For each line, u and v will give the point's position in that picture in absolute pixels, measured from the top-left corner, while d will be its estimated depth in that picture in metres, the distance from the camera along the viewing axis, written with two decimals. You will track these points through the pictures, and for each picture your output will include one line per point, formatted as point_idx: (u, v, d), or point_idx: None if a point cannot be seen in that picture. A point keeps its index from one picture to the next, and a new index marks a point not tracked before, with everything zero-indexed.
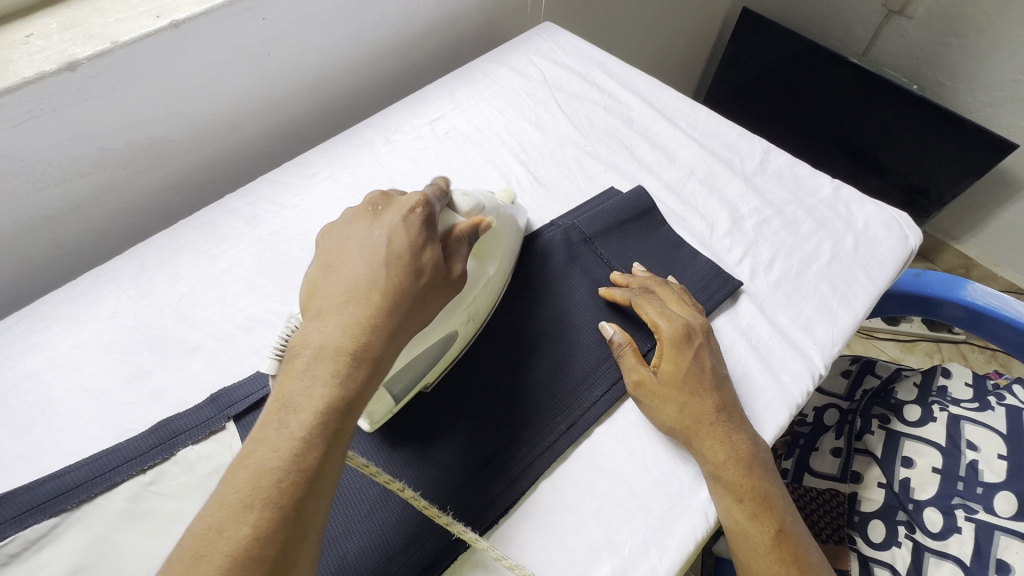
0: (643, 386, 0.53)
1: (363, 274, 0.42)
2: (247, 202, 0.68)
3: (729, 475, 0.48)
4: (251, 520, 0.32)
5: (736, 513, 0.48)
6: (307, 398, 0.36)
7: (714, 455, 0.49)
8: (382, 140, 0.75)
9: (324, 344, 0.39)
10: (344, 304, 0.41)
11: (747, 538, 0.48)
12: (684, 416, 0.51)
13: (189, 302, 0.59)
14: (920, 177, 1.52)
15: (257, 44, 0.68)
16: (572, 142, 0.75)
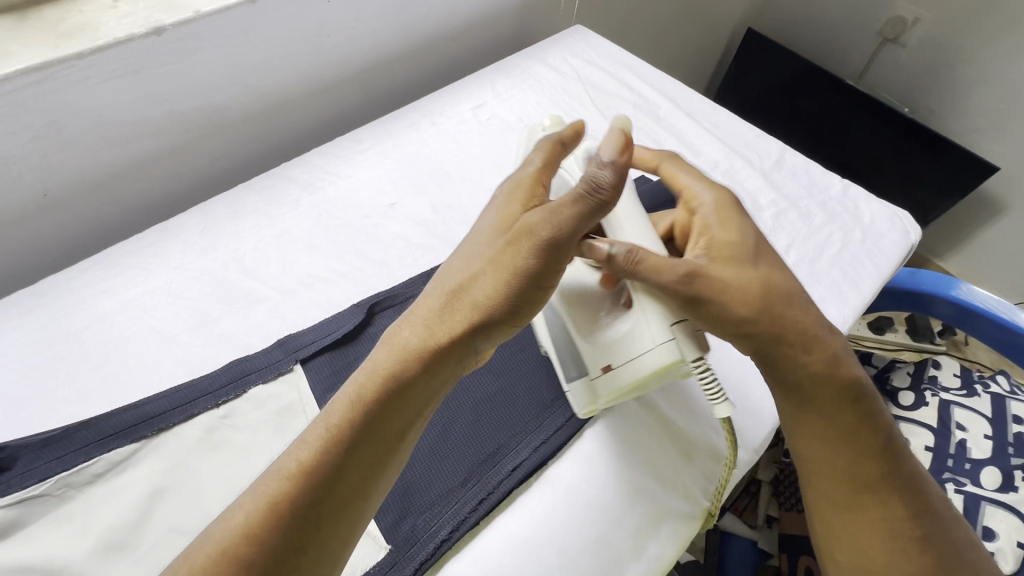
0: (694, 279, 0.47)
1: (481, 241, 0.46)
2: (303, 171, 0.72)
3: (813, 377, 0.48)
4: (332, 422, 0.40)
5: (814, 416, 0.49)
6: (383, 359, 0.42)
7: (800, 360, 0.48)
8: (428, 123, 0.79)
9: (425, 316, 0.44)
10: (452, 276, 0.46)
11: (830, 443, 0.48)
12: (810, 367, 0.48)
13: (252, 257, 0.63)
14: (905, 197, 1.61)
15: (320, 24, 0.73)
16: (604, 133, 0.81)
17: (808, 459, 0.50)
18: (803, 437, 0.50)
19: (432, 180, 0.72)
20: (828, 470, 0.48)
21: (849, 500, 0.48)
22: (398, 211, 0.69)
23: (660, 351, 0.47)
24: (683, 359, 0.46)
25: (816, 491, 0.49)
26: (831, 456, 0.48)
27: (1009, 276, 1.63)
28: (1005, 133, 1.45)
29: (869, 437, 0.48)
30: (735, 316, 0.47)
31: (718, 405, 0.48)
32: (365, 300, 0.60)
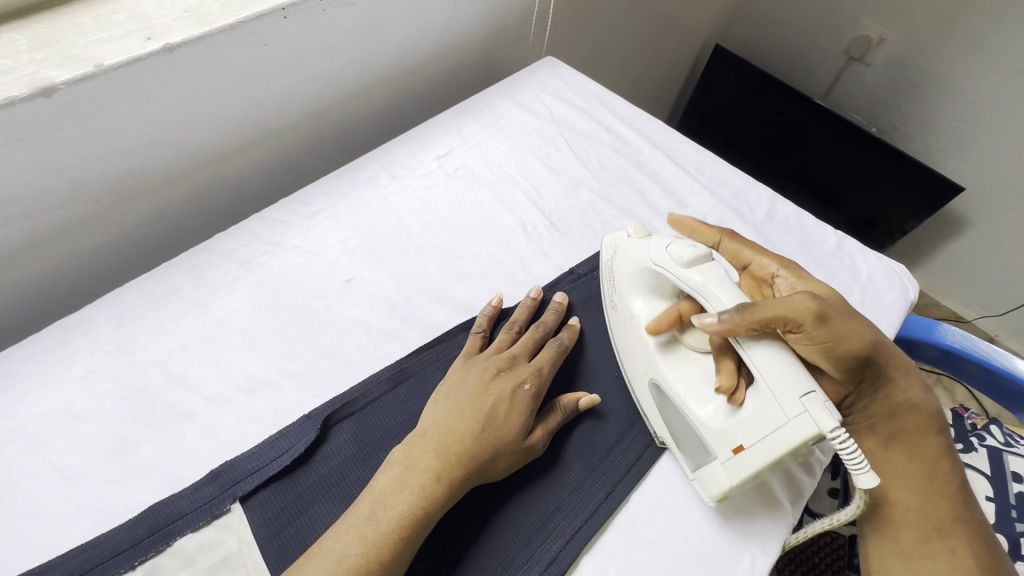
0: (820, 306, 0.45)
1: (466, 413, 0.48)
2: (242, 243, 0.62)
3: (909, 411, 0.51)
4: (363, 554, 0.40)
5: (903, 457, 0.50)
6: (395, 500, 0.43)
7: (897, 393, 0.51)
8: (388, 177, 0.70)
9: (424, 465, 0.45)
10: (441, 434, 0.47)
11: (916, 482, 0.50)
12: (905, 391, 0.51)
13: (180, 359, 0.53)
14: (869, 210, 1.60)
15: (256, 69, 0.63)
16: (585, 185, 0.74)
17: (886, 500, 0.50)
18: (880, 472, 0.51)
19: (395, 248, 0.64)
20: (914, 510, 0.49)
21: (925, 541, 0.48)
22: (355, 288, 0.60)
23: (796, 424, 0.41)
24: (823, 431, 0.40)
25: (889, 534, 0.49)
26: (920, 498, 0.49)
27: (973, 289, 1.65)
28: (969, 151, 1.44)
29: (943, 485, 0.50)
30: (847, 344, 0.46)
31: (859, 476, 0.40)
32: (319, 411, 0.51)
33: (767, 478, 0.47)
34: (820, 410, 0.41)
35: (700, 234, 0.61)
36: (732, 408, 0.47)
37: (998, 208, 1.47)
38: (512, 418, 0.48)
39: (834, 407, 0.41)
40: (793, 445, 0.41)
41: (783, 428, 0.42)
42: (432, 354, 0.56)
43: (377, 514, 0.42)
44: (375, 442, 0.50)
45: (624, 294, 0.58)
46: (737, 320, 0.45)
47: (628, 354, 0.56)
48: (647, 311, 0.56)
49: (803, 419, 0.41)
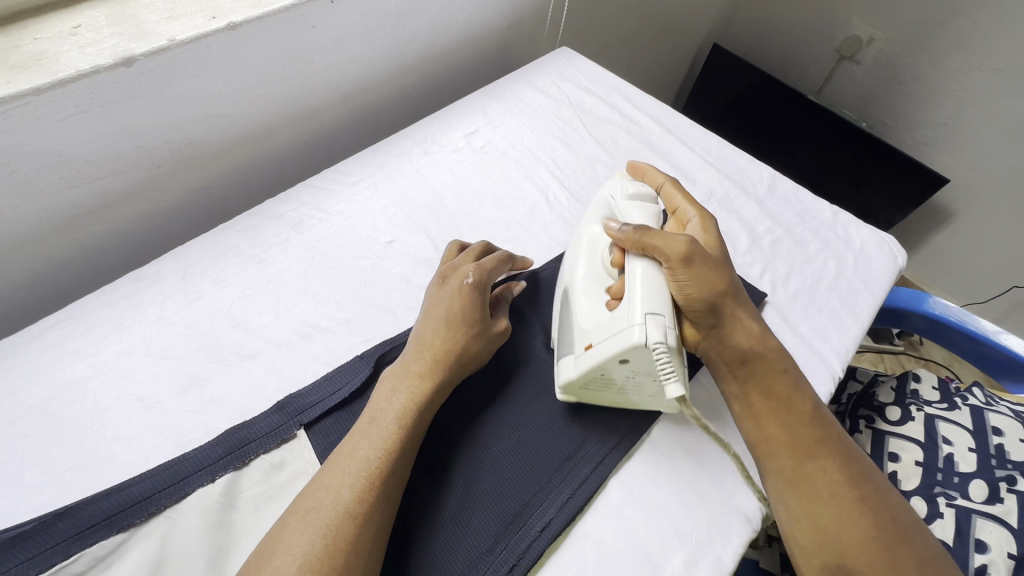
0: (687, 250, 0.54)
1: (435, 312, 0.54)
2: (291, 208, 0.67)
3: (760, 354, 0.55)
4: (374, 451, 0.45)
5: (767, 402, 0.54)
6: (391, 405, 0.48)
7: (741, 341, 0.56)
8: (421, 152, 0.76)
9: (412, 372, 0.51)
10: (417, 345, 0.53)
11: (774, 420, 0.54)
12: (750, 343, 0.56)
13: (241, 307, 0.58)
14: (860, 203, 1.68)
15: (303, 50, 0.68)
16: (601, 162, 0.80)
17: (759, 444, 0.54)
18: (750, 419, 0.55)
19: (430, 215, 0.69)
20: (778, 447, 0.53)
21: (800, 473, 0.51)
22: (396, 249, 0.65)
23: (632, 330, 0.49)
24: (646, 341, 0.47)
25: (772, 470, 0.52)
26: (784, 434, 0.53)
27: (958, 278, 1.73)
28: (953, 145, 1.52)
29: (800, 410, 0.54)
30: (698, 289, 0.54)
31: (668, 385, 0.49)
32: (371, 352, 0.56)
33: (621, 387, 0.53)
34: (654, 324, 0.48)
35: (651, 177, 0.68)
36: (597, 314, 0.54)
37: (981, 198, 1.55)
38: (467, 306, 0.54)
39: (667, 329, 0.48)
40: (619, 347, 0.49)
41: (623, 332, 0.49)
42: None
43: (376, 417, 0.48)
44: None
45: (583, 223, 0.65)
46: (631, 234, 0.55)
47: (564, 271, 0.63)
48: (597, 233, 0.62)
49: (638, 328, 0.48)
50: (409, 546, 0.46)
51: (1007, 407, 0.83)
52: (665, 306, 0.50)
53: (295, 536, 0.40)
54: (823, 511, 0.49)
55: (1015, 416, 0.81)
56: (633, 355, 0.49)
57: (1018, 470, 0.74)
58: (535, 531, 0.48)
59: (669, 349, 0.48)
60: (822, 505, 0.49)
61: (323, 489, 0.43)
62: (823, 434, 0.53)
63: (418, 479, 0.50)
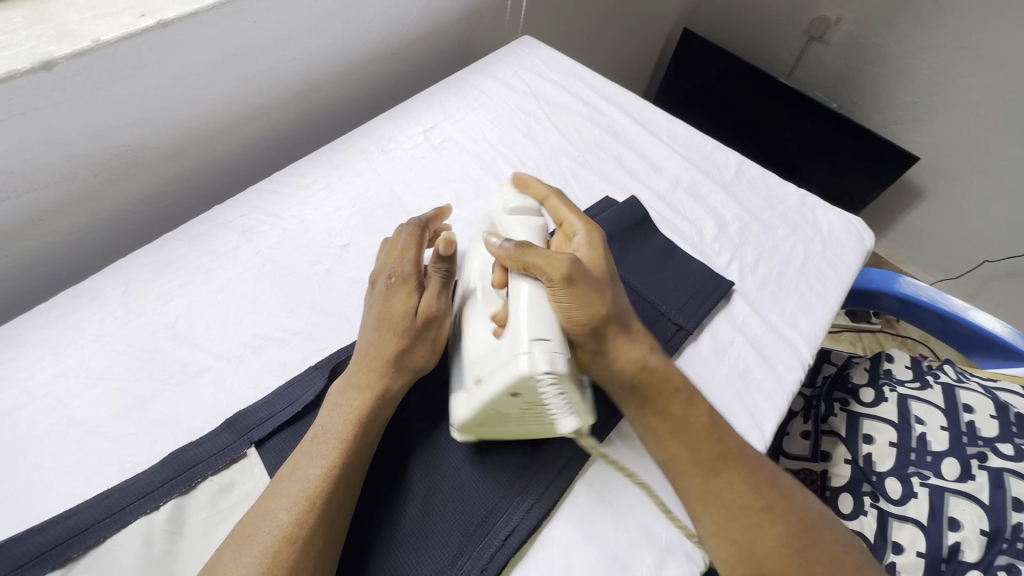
0: (570, 268, 0.50)
1: (371, 323, 0.52)
2: (240, 214, 0.64)
3: (646, 377, 0.52)
4: (318, 470, 0.43)
5: (670, 429, 0.51)
6: (335, 420, 0.46)
7: (625, 365, 0.51)
8: (377, 150, 0.73)
9: (354, 385, 0.48)
10: (359, 357, 0.50)
11: (679, 444, 0.51)
12: (646, 360, 0.52)
13: (187, 321, 0.55)
14: (834, 184, 1.69)
15: (246, 47, 0.65)
16: (564, 153, 0.78)
17: (667, 465, 0.51)
18: (655, 443, 0.52)
19: (387, 215, 0.67)
20: (683, 468, 0.50)
21: (707, 491, 0.50)
22: (352, 252, 0.63)
23: (518, 361, 0.45)
24: (532, 372, 0.44)
25: (682, 493, 0.51)
26: (686, 455, 0.51)
27: (931, 254, 1.75)
28: (922, 124, 1.54)
29: (702, 428, 0.51)
30: (580, 312, 0.49)
31: (562, 422, 0.46)
32: (325, 362, 0.54)
33: (518, 422, 0.49)
34: (540, 354, 0.44)
35: (535, 189, 0.63)
36: (483, 347, 0.49)
37: (951, 175, 1.56)
38: (393, 304, 0.52)
39: (555, 357, 0.44)
40: (505, 381, 0.45)
41: (510, 364, 0.45)
42: None
43: (320, 434, 0.46)
44: None
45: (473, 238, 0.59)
46: (512, 253, 0.51)
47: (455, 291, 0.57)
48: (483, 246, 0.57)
49: (524, 358, 0.44)
50: (364, 564, 0.45)
51: (978, 382, 0.84)
52: (554, 333, 0.46)
53: (236, 568, 0.38)
54: (733, 529, 0.48)
55: (986, 391, 0.82)
56: (524, 388, 0.45)
57: (988, 446, 0.75)
58: (500, 540, 0.47)
59: (557, 380, 0.44)
60: (733, 522, 0.48)
61: (266, 516, 0.41)
62: (726, 449, 0.51)
63: (375, 492, 0.48)
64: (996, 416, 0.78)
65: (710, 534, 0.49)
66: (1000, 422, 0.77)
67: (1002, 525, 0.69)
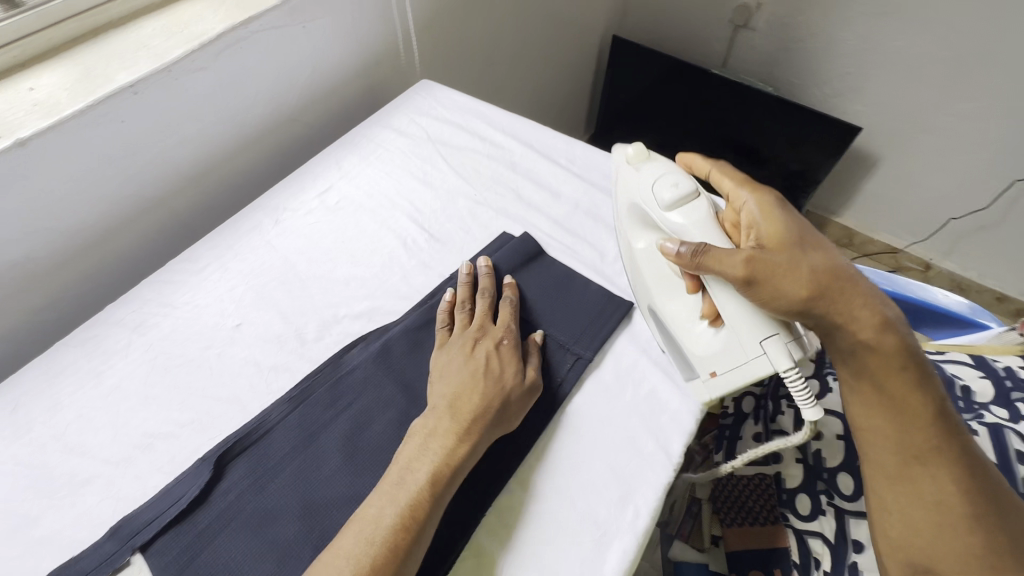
0: (749, 266, 0.52)
1: (454, 387, 0.55)
2: (133, 309, 0.65)
3: (873, 348, 0.51)
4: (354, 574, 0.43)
5: (878, 399, 0.52)
6: (386, 516, 0.46)
7: (849, 341, 0.52)
8: (272, 221, 0.74)
9: (408, 479, 0.49)
10: (425, 440, 0.52)
11: (881, 421, 0.51)
12: (866, 333, 0.51)
13: (77, 430, 0.55)
14: (796, 162, 1.66)
15: (121, 146, 0.67)
16: (462, 194, 0.78)
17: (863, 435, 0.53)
18: (857, 410, 0.54)
19: (281, 287, 0.67)
20: (881, 447, 0.52)
21: (900, 473, 0.51)
22: (245, 331, 0.63)
23: (758, 362, 0.54)
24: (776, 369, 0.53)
25: (868, 465, 0.53)
26: (891, 437, 0.51)
27: (897, 218, 1.72)
28: (861, 93, 1.52)
29: (914, 407, 0.50)
30: (779, 295, 0.52)
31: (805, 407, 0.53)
32: (212, 452, 0.54)
33: None
34: (775, 353, 0.53)
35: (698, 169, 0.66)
36: (707, 341, 0.59)
37: (899, 138, 1.54)
38: (502, 366, 0.57)
39: (790, 348, 0.53)
40: (752, 378, 0.54)
41: (750, 366, 0.54)
42: (320, 375, 0.59)
43: (364, 535, 0.45)
44: (270, 470, 0.53)
45: (627, 238, 0.68)
46: (688, 259, 0.56)
47: (636, 292, 0.67)
48: (647, 250, 0.66)
49: (762, 359, 0.54)
50: None
51: None
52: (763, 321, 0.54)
53: None
54: (915, 514, 0.50)
55: None
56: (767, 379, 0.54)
57: None
58: None
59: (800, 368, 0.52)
60: (920, 509, 0.50)
61: None
62: (934, 431, 0.49)
63: None
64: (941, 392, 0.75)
65: (892, 508, 0.52)
66: None
67: None
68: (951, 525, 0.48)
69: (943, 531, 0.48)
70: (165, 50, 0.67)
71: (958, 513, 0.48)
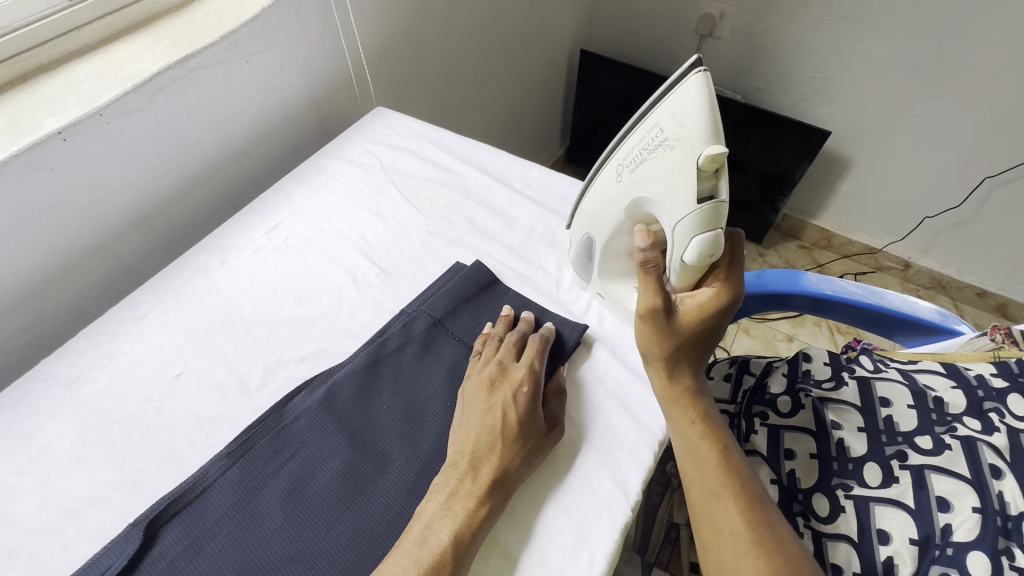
0: (652, 309, 0.57)
1: (474, 447, 0.52)
2: (68, 363, 0.62)
3: (685, 405, 0.57)
4: None
5: (689, 443, 0.55)
6: None
7: (664, 391, 0.58)
8: (218, 262, 0.72)
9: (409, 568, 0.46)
10: (432, 521, 0.48)
11: (693, 464, 0.54)
12: (682, 392, 0.57)
13: (2, 498, 0.53)
14: (773, 166, 1.65)
15: (53, 195, 0.64)
16: (414, 225, 0.76)
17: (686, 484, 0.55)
18: (681, 458, 0.56)
19: (224, 331, 0.65)
20: (692, 486, 0.54)
21: (702, 510, 0.52)
22: (185, 381, 0.61)
23: None
24: None
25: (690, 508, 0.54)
26: (696, 478, 0.53)
27: (873, 219, 1.71)
28: (829, 97, 1.52)
29: (713, 453, 0.54)
30: (649, 342, 0.58)
31: None
32: (144, 516, 0.51)
33: None
34: None
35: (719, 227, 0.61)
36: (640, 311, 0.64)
37: (869, 141, 1.54)
38: (525, 417, 0.54)
39: None
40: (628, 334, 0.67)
41: None
42: (261, 425, 0.57)
43: None
44: (205, 533, 0.50)
45: (621, 174, 0.58)
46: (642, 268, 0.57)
47: (592, 226, 0.64)
48: (633, 210, 0.58)
49: None
50: None
51: (896, 369, 0.78)
52: None
53: None
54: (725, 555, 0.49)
55: (903, 376, 0.77)
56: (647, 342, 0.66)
57: (907, 442, 0.70)
58: None
59: None
60: (723, 547, 0.49)
61: None
62: (736, 480, 0.53)
63: None
64: (913, 405, 0.73)
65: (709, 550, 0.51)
66: (918, 411, 0.72)
67: (931, 529, 0.64)
68: (745, 552, 0.48)
69: (740, 564, 0.48)
70: (95, 94, 0.66)
71: (750, 545, 0.49)
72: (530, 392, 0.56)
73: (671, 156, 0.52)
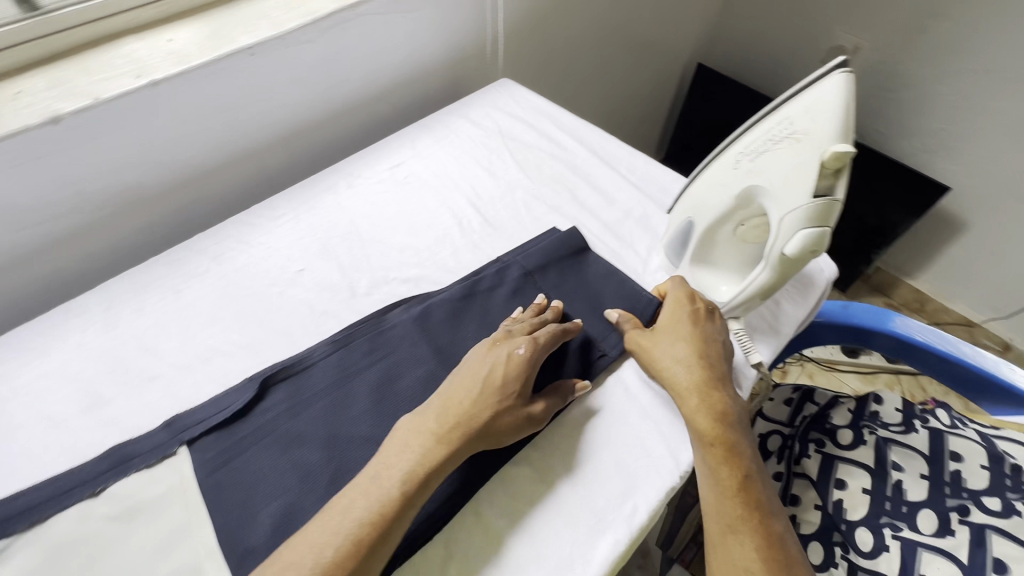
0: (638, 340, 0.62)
1: (455, 398, 0.54)
2: (215, 241, 0.73)
3: (711, 425, 0.55)
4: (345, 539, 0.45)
5: (711, 461, 0.53)
6: (347, 517, 0.46)
7: (688, 408, 0.56)
8: (345, 185, 0.81)
9: (383, 484, 0.48)
10: (400, 454, 0.50)
11: (711, 483, 0.53)
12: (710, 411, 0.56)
13: (152, 334, 0.63)
14: (874, 217, 1.58)
15: (230, 100, 0.75)
16: (520, 187, 0.82)
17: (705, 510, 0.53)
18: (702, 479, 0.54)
19: (342, 243, 0.73)
20: (709, 511, 0.52)
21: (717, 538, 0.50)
22: (305, 277, 0.70)
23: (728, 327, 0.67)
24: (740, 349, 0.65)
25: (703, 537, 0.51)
26: (713, 502, 0.52)
27: (979, 290, 1.60)
28: (954, 152, 1.43)
29: (733, 478, 0.52)
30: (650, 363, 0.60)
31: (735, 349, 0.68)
32: (259, 374, 0.60)
33: None
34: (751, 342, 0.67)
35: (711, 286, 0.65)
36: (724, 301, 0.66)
37: (991, 207, 1.43)
38: (510, 381, 0.55)
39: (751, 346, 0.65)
40: None
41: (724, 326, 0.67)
42: (362, 326, 0.65)
43: (341, 521, 0.46)
44: (306, 400, 0.58)
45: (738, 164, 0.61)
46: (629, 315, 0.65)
47: (694, 209, 0.66)
48: (745, 198, 0.61)
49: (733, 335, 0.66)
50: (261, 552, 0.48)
51: (974, 430, 0.75)
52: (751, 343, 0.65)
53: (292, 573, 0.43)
54: None
55: (981, 438, 0.73)
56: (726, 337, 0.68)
57: (972, 499, 0.68)
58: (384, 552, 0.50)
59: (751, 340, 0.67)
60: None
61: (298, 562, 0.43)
62: (755, 513, 0.51)
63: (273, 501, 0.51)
64: (987, 466, 0.70)
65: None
66: (992, 473, 0.70)
67: None
68: None
69: None
70: (281, 22, 0.76)
71: None
72: (525, 360, 0.57)
73: (796, 147, 0.55)
